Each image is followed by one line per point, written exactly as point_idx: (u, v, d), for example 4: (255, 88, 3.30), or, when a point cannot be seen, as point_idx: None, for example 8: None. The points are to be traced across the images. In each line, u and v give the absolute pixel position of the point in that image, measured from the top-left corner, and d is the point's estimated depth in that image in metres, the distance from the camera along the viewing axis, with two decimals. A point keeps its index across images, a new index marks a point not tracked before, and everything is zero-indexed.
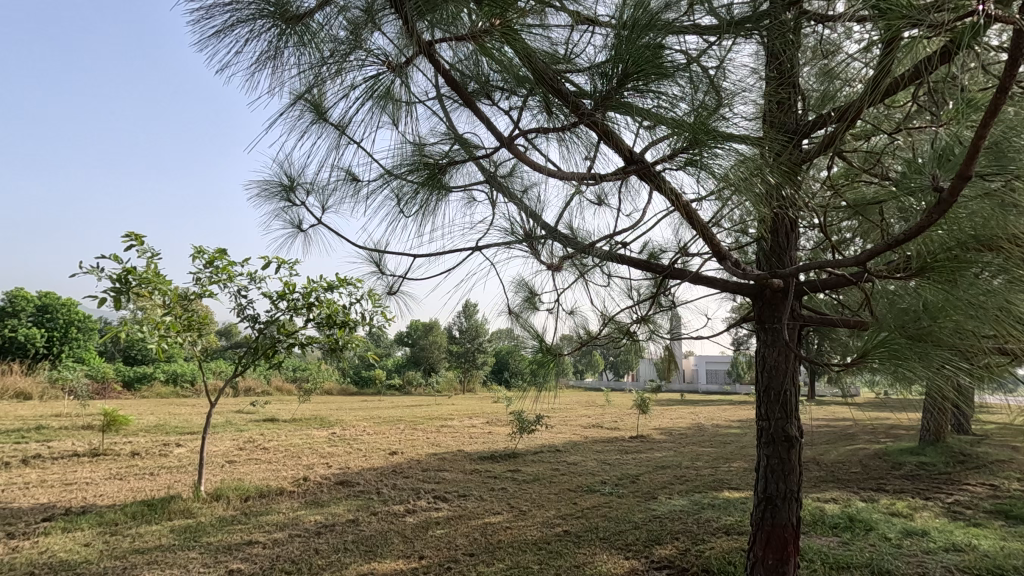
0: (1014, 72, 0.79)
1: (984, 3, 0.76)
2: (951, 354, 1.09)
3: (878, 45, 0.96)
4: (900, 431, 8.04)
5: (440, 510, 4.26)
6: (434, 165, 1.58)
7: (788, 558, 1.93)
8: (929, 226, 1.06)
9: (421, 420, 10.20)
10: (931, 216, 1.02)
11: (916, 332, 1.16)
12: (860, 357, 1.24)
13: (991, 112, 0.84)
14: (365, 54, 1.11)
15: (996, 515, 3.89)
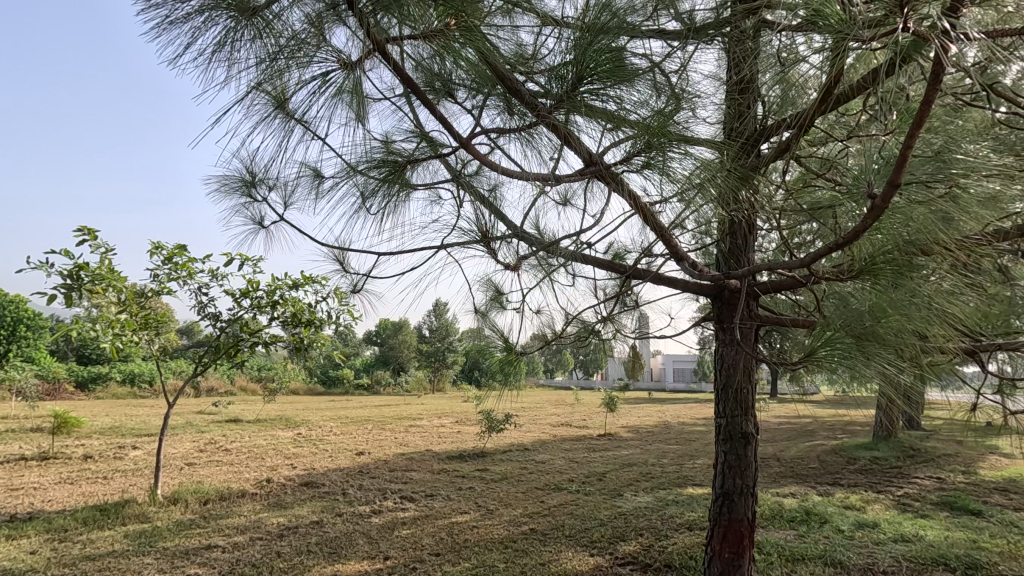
0: (934, 88, 0.82)
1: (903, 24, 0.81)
2: (892, 353, 1.14)
3: (821, 56, 0.98)
4: (856, 427, 8.36)
5: (407, 510, 4.23)
6: (397, 162, 1.56)
7: (744, 552, 1.98)
8: (863, 231, 1.11)
9: (389, 420, 10.09)
10: (865, 222, 1.06)
11: (860, 331, 1.21)
12: (809, 356, 1.28)
13: (919, 125, 0.88)
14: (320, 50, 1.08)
15: (941, 507, 4.08)
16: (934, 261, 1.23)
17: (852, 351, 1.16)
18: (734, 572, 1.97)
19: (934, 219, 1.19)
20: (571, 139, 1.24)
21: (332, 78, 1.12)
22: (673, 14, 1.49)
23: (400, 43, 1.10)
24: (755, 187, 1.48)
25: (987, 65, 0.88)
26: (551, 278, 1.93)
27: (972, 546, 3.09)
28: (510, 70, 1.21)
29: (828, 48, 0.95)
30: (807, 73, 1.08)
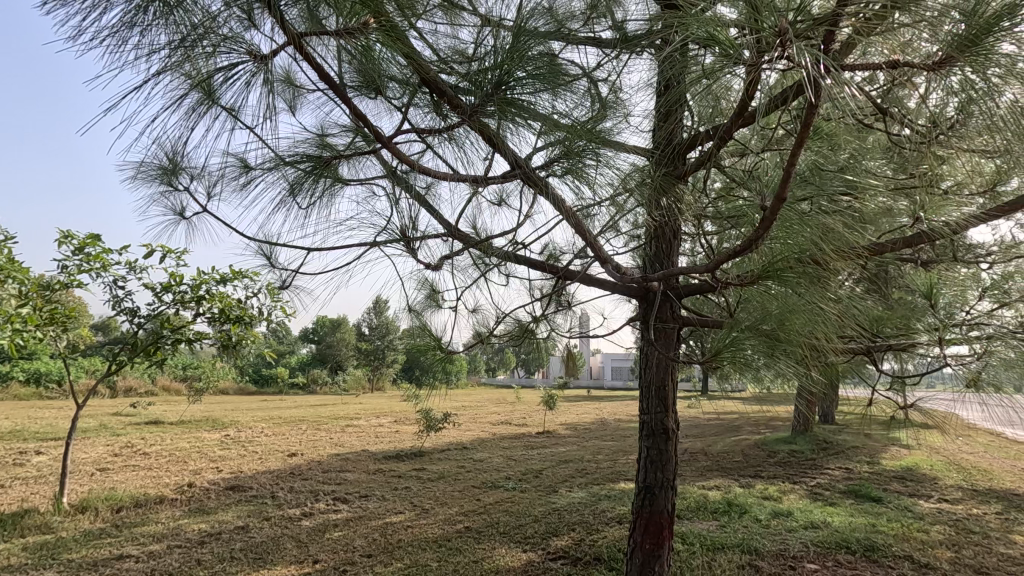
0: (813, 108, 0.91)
1: (785, 47, 0.89)
2: (789, 350, 1.26)
3: (734, 74, 1.04)
4: (777, 422, 8.88)
5: (340, 511, 4.14)
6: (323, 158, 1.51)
7: (664, 543, 2.07)
8: (758, 240, 1.20)
9: (325, 420, 9.79)
10: (758, 231, 1.15)
11: (762, 332, 1.31)
12: (714, 355, 1.37)
13: (803, 143, 0.96)
14: (222, 41, 0.98)
15: (848, 495, 4.41)
16: (828, 269, 1.34)
17: (763, 353, 1.26)
18: (655, 562, 2.04)
19: (823, 233, 1.29)
20: (498, 141, 1.24)
21: (239, 73, 1.02)
22: (609, 23, 1.56)
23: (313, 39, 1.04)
24: (676, 194, 1.56)
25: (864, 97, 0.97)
26: (486, 278, 1.94)
27: (871, 530, 3.37)
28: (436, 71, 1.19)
29: (733, 68, 1.01)
30: (728, 89, 1.12)
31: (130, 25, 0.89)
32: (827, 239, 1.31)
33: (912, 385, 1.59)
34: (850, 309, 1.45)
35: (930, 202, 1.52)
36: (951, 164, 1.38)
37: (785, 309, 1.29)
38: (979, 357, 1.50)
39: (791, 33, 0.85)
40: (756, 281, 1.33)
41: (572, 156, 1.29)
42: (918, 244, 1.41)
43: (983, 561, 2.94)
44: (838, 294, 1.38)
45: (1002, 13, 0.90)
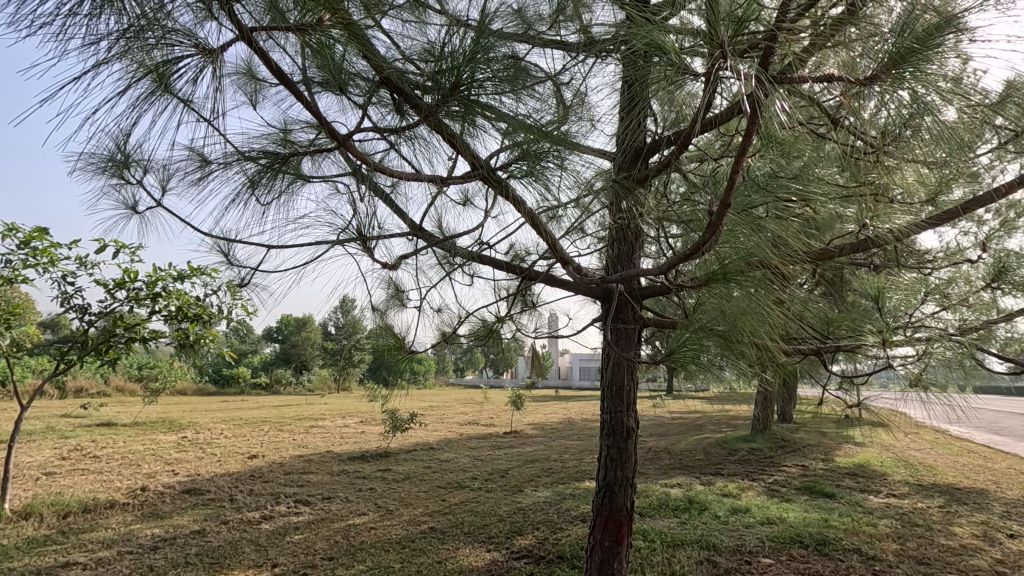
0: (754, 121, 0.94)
1: (725, 60, 0.92)
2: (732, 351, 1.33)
3: (689, 82, 1.04)
4: (738, 421, 9.12)
5: (301, 514, 4.05)
6: (279, 155, 1.45)
7: (622, 540, 2.10)
8: (707, 243, 1.22)
9: (289, 421, 9.61)
10: (706, 235, 1.18)
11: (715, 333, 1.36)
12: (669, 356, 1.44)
13: (746, 153, 1.01)
14: (165, 35, 0.93)
15: (803, 491, 4.57)
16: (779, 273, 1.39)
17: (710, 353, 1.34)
18: (613, 558, 2.07)
19: (770, 237, 1.34)
20: (459, 142, 1.23)
21: (184, 68, 0.97)
22: (576, 26, 1.57)
23: (267, 34, 1.00)
24: (637, 198, 1.59)
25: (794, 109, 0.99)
26: (450, 277, 1.92)
27: (823, 524, 3.49)
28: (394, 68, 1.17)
29: (681, 77, 1.03)
30: (688, 95, 1.12)
31: (69, 12, 0.83)
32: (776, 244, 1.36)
33: (860, 383, 1.67)
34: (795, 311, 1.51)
35: (875, 210, 1.60)
36: (897, 175, 1.45)
37: (730, 312, 1.34)
38: (922, 358, 1.56)
39: (731, 47, 0.88)
40: (700, 286, 1.38)
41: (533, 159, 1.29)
42: (866, 249, 1.50)
43: (926, 552, 3.09)
44: (783, 296, 1.44)
45: (932, 31, 0.96)
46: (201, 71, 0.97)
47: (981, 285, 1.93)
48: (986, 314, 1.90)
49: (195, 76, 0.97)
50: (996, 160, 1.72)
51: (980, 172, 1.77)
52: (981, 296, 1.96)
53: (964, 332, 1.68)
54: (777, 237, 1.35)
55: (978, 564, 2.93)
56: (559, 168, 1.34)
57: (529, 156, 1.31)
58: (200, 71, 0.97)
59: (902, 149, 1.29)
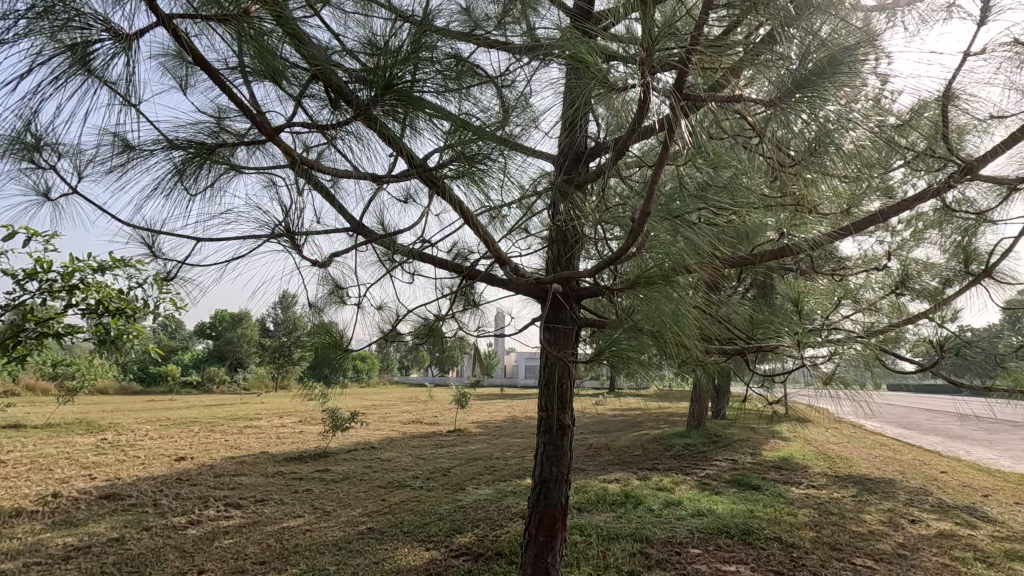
0: (670, 137, 1.00)
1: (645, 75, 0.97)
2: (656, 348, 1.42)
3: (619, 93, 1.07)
4: (675, 418, 9.48)
5: (232, 518, 3.89)
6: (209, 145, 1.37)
7: (557, 534, 2.14)
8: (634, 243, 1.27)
9: (222, 422, 9.18)
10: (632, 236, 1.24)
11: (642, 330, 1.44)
12: (598, 351, 1.52)
13: (664, 164, 1.07)
14: (74, 19, 0.88)
15: (732, 484, 4.80)
16: (701, 274, 1.47)
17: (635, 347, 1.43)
18: (548, 553, 2.11)
19: (693, 241, 1.41)
20: (396, 143, 1.21)
21: (95, 53, 0.90)
22: (523, 28, 1.57)
23: (193, 24, 0.95)
24: (574, 202, 1.66)
25: (699, 123, 1.04)
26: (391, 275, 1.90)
27: (748, 515, 3.69)
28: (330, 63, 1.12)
29: (606, 88, 1.06)
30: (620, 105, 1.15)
31: None
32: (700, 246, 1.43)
33: (778, 380, 1.77)
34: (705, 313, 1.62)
35: (791, 220, 1.72)
36: (815, 188, 1.55)
37: (651, 317, 1.41)
38: (831, 358, 1.67)
39: (649, 64, 0.93)
40: (625, 289, 1.45)
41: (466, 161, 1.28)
42: (781, 256, 1.62)
43: (838, 538, 3.32)
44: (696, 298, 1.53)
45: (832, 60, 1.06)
46: (115, 57, 0.91)
47: (892, 290, 2.09)
48: (894, 317, 2.05)
49: (109, 61, 0.91)
50: (909, 175, 1.86)
51: (894, 186, 1.90)
52: (892, 300, 2.11)
53: (870, 335, 1.82)
54: (700, 242, 1.42)
55: (883, 548, 3.18)
56: (497, 170, 1.34)
57: (465, 157, 1.30)
58: (114, 58, 0.91)
59: (815, 165, 1.39)
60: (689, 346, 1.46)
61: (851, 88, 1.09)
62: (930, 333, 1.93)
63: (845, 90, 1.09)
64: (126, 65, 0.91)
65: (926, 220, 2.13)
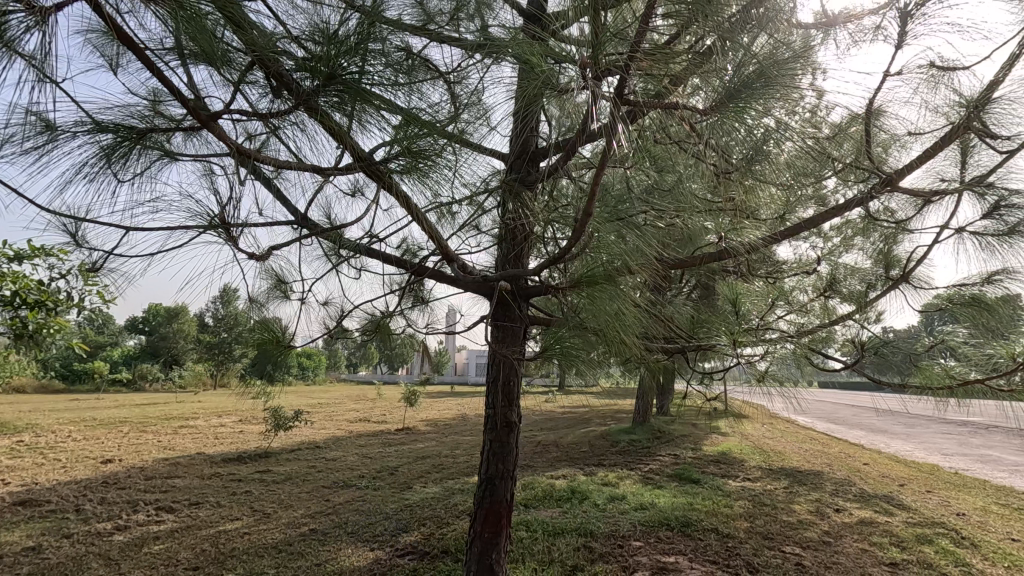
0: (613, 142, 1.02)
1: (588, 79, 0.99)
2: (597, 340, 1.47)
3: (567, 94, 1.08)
4: (621, 415, 9.72)
5: (163, 522, 3.70)
6: (139, 130, 1.29)
7: (502, 530, 2.15)
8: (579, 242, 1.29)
9: (154, 421, 8.71)
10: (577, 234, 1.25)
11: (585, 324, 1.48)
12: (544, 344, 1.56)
13: (604, 167, 1.10)
14: None
15: (674, 478, 4.96)
16: (644, 275, 1.51)
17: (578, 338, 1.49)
18: (492, 550, 2.12)
19: (637, 243, 1.45)
20: (340, 135, 1.17)
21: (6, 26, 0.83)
22: (477, 25, 1.56)
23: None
24: (524, 201, 1.66)
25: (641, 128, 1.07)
26: (337, 270, 1.85)
27: (688, 507, 3.83)
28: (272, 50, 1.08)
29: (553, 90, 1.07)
30: (567, 108, 1.17)
31: None
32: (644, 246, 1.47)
33: (716, 378, 1.85)
34: (647, 311, 1.67)
35: (731, 225, 1.80)
36: (754, 194, 1.62)
37: (594, 316, 1.43)
38: (765, 357, 1.76)
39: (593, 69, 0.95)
40: (568, 289, 1.48)
41: (413, 156, 1.26)
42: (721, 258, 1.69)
43: (770, 528, 3.50)
44: (639, 297, 1.57)
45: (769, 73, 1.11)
46: (28, 32, 0.84)
47: (821, 293, 2.21)
48: (824, 317, 2.17)
49: (22, 36, 0.84)
50: (839, 185, 1.97)
51: (826, 195, 2.02)
52: (822, 302, 2.23)
53: (801, 334, 1.92)
54: (644, 244, 1.46)
55: (810, 536, 3.37)
56: (446, 166, 1.33)
57: (411, 152, 1.28)
58: (27, 32, 0.84)
59: (752, 173, 1.46)
60: (630, 344, 1.50)
61: (785, 101, 1.15)
62: (855, 333, 2.05)
63: (779, 102, 1.15)
64: (42, 37, 0.83)
65: (853, 227, 2.26)
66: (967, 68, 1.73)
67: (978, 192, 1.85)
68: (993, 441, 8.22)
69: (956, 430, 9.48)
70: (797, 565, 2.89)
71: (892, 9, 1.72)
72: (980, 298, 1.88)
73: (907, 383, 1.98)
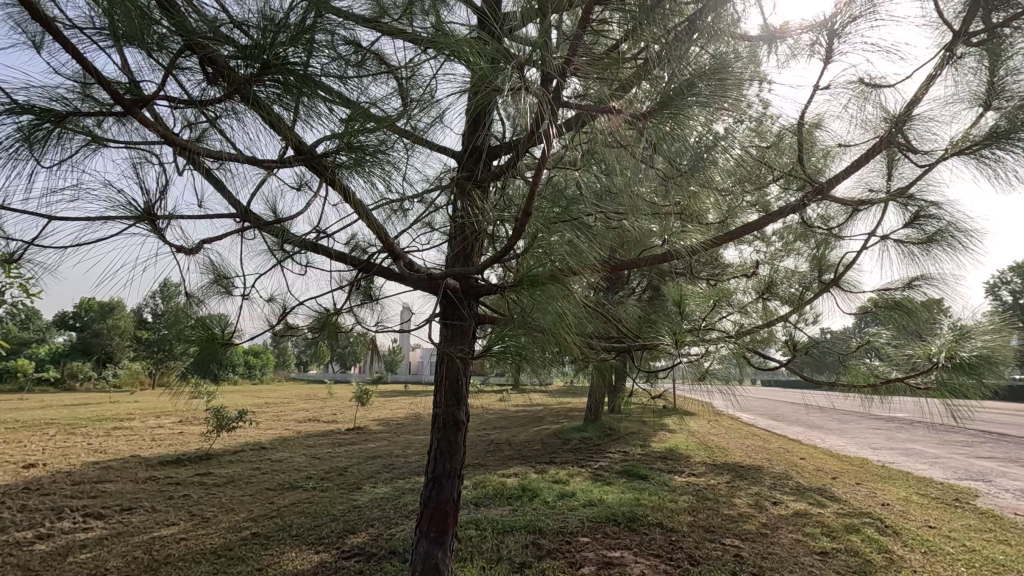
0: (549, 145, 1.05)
1: (525, 82, 1.00)
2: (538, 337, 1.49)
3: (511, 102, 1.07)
4: (574, 413, 9.85)
5: (90, 530, 3.49)
6: (62, 112, 1.19)
7: (447, 529, 2.15)
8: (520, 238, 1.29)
9: (85, 423, 8.22)
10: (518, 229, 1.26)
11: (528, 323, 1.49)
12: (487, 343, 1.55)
13: (543, 168, 1.11)
14: None
15: (622, 474, 5.07)
16: (584, 276, 1.53)
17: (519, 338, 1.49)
18: (439, 548, 2.11)
19: (579, 243, 1.47)
20: (281, 129, 1.13)
21: None
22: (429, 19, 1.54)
23: None
24: (474, 199, 1.66)
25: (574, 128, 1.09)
26: (281, 265, 1.78)
27: (635, 503, 3.92)
28: (206, 32, 1.02)
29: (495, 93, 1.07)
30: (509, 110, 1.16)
31: None
32: (587, 246, 1.50)
33: (661, 376, 1.90)
34: (592, 311, 1.70)
35: (674, 228, 1.85)
36: (696, 198, 1.69)
37: (537, 316, 1.45)
38: (706, 357, 1.82)
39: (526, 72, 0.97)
40: (513, 287, 1.48)
41: (356, 152, 1.23)
42: (664, 261, 1.74)
43: (712, 521, 3.62)
44: (581, 296, 1.59)
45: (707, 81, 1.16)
46: None
47: (760, 295, 2.31)
48: (763, 318, 2.26)
49: None
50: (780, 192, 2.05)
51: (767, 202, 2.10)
52: (762, 304, 2.33)
53: (740, 335, 2.00)
54: (585, 245, 1.48)
55: (748, 528, 3.52)
56: (391, 162, 1.30)
57: (355, 147, 1.25)
58: None
59: (696, 178, 1.51)
60: (572, 342, 1.53)
61: (723, 110, 1.19)
62: (790, 335, 2.15)
63: (719, 111, 1.19)
64: None
65: (792, 233, 2.37)
66: (891, 85, 1.84)
67: (901, 201, 1.97)
68: (916, 436, 8.79)
69: (884, 425, 10.08)
70: (736, 556, 3.00)
71: (825, 26, 1.81)
72: (901, 301, 2.01)
73: (836, 381, 2.09)
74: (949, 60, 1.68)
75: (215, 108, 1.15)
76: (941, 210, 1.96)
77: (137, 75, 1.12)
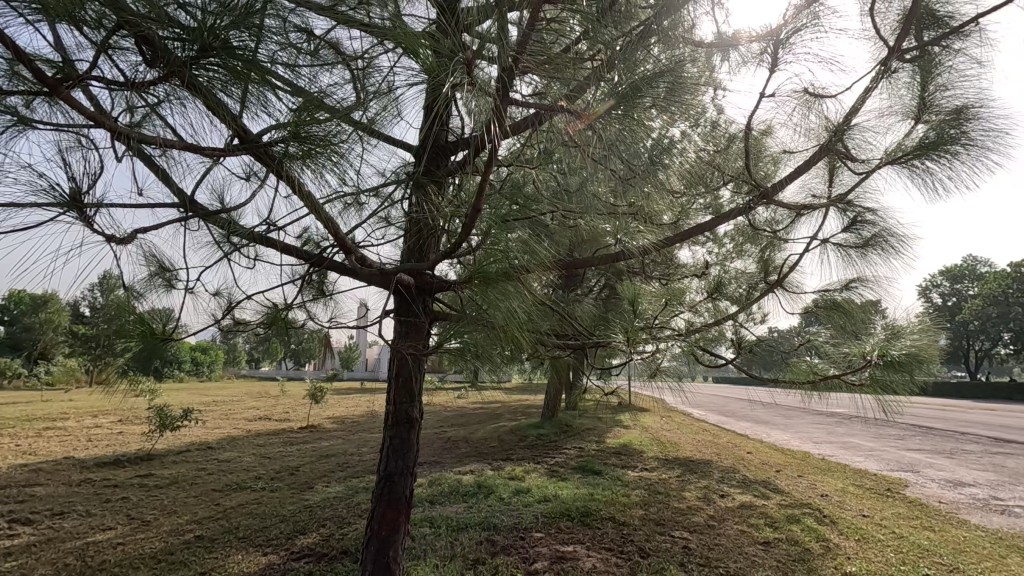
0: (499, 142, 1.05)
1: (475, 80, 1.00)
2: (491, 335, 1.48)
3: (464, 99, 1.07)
4: (532, 410, 9.92)
5: (16, 537, 3.28)
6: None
7: (399, 527, 2.12)
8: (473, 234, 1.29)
9: (13, 423, 7.71)
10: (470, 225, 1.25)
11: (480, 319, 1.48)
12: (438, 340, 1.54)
13: (493, 164, 1.11)
14: None
15: (577, 470, 5.13)
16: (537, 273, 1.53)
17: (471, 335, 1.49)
18: (390, 547, 2.09)
19: (533, 241, 1.47)
20: (226, 116, 1.09)
21: None
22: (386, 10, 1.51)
23: None
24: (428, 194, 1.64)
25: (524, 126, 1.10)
26: (227, 258, 1.72)
27: (588, 498, 3.98)
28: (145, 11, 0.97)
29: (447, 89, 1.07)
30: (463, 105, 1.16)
31: None
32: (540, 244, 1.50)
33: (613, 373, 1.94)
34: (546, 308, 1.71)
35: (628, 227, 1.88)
36: (649, 199, 1.72)
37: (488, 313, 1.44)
38: (656, 355, 1.86)
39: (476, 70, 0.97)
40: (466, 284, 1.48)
41: (304, 143, 1.20)
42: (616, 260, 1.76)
43: (662, 514, 3.72)
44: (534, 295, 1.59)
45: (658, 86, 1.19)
46: None
47: (710, 295, 2.38)
48: (713, 317, 2.34)
49: None
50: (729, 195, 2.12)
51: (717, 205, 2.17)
52: (711, 304, 2.40)
53: (689, 334, 2.06)
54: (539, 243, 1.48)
55: (696, 520, 3.63)
56: (342, 154, 1.27)
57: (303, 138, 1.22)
58: None
59: (649, 179, 1.54)
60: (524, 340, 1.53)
61: (674, 113, 1.22)
62: (736, 333, 2.23)
63: (670, 114, 1.22)
64: None
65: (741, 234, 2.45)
66: (832, 96, 1.93)
67: (841, 207, 2.07)
68: (853, 430, 9.27)
69: (824, 420, 10.59)
70: (684, 548, 3.09)
71: (772, 37, 1.88)
72: (840, 302, 2.12)
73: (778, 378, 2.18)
74: (884, 74, 1.77)
75: (155, 92, 1.09)
76: (876, 216, 2.06)
77: (70, 53, 1.05)
